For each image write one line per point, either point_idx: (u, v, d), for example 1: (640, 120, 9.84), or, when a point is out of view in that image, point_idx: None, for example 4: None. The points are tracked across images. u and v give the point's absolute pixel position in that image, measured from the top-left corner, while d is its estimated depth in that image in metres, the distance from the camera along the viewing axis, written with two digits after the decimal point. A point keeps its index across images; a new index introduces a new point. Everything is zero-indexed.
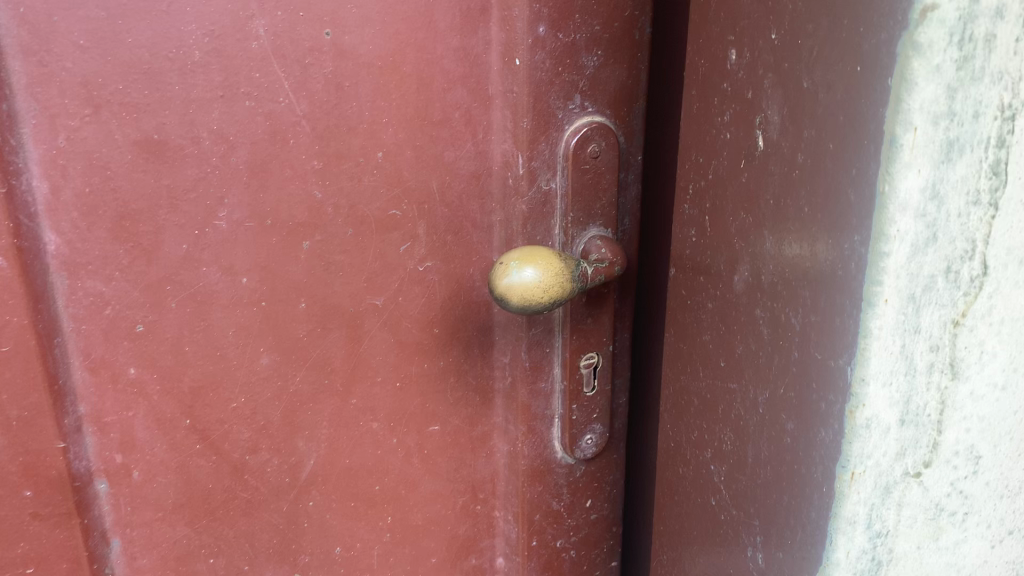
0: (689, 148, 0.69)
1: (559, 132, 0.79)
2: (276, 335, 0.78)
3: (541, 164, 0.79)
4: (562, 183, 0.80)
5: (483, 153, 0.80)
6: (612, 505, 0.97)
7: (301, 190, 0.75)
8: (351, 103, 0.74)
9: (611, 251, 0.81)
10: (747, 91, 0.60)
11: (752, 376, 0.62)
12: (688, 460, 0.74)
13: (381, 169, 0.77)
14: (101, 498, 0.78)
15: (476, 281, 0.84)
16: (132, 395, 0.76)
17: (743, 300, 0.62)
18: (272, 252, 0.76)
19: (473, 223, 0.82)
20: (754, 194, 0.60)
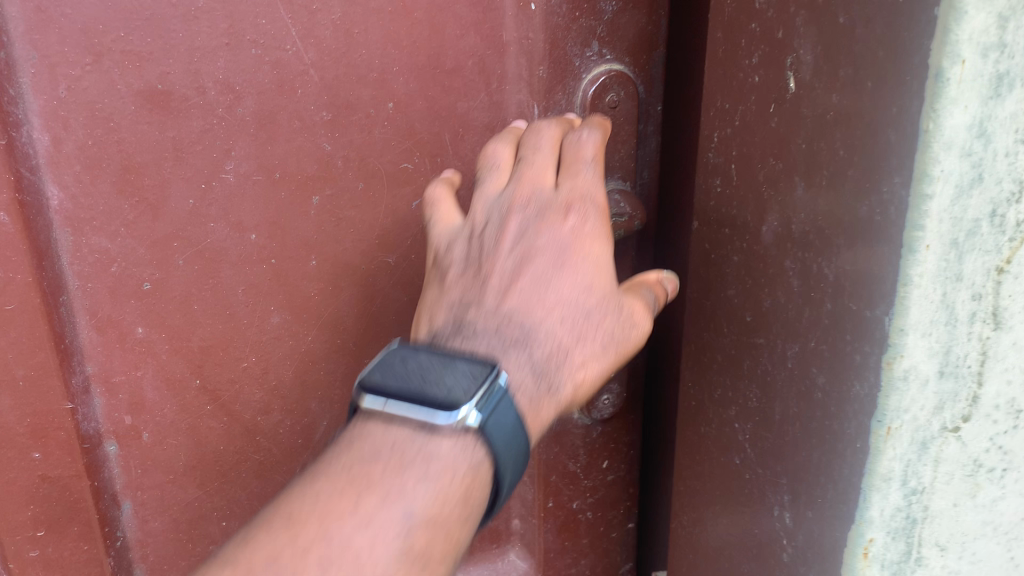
0: (714, 95, 0.65)
1: (576, 81, 0.76)
2: (287, 294, 0.77)
3: (557, 114, 0.77)
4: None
5: (498, 104, 0.77)
6: (629, 466, 0.96)
7: (310, 143, 0.72)
8: (361, 51, 0.71)
9: (630, 206, 0.79)
10: (777, 30, 0.56)
11: (781, 330, 0.60)
12: (711, 419, 0.72)
13: (391, 121, 0.74)
14: (111, 460, 0.77)
15: None
16: (140, 354, 0.74)
17: (772, 252, 0.60)
18: (281, 207, 0.74)
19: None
20: (784, 139, 0.57)
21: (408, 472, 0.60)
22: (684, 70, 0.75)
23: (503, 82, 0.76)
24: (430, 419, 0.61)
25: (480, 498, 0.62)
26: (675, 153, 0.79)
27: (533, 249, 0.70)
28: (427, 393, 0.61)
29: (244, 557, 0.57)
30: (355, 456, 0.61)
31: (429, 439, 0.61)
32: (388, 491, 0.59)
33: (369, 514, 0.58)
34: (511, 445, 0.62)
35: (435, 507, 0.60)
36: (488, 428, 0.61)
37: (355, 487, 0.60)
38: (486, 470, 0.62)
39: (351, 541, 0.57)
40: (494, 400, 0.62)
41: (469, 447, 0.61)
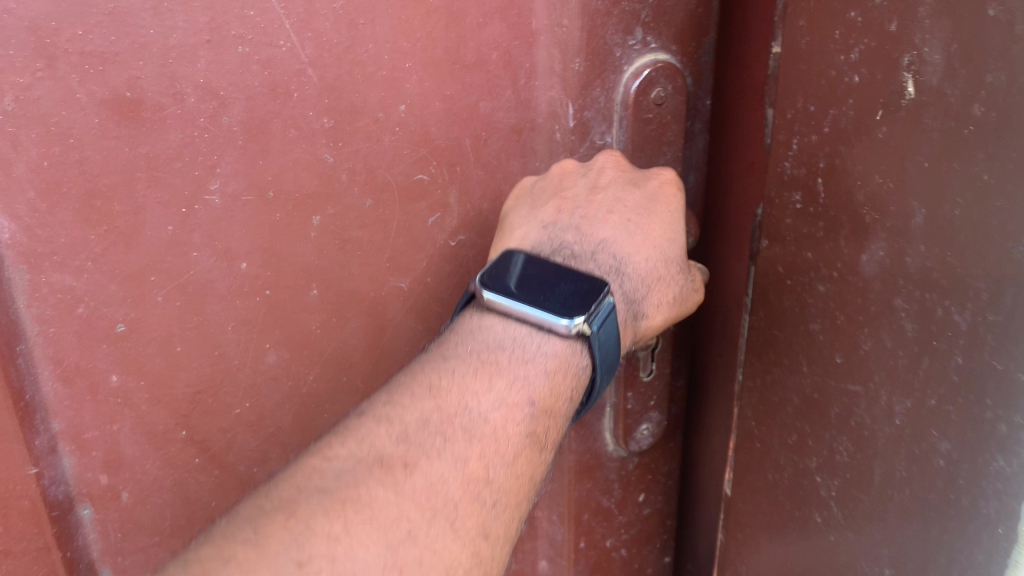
0: (794, 93, 0.55)
1: (616, 74, 0.66)
2: (284, 329, 0.66)
3: (594, 113, 0.67)
4: (620, 136, 0.68)
5: (525, 102, 0.66)
6: (666, 498, 0.87)
7: (309, 155, 0.61)
8: (367, 45, 0.60)
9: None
10: (889, 20, 0.46)
11: (887, 380, 0.50)
12: (783, 466, 0.62)
13: (404, 126, 0.63)
14: (86, 526, 0.66)
15: None
16: (116, 406, 0.63)
17: (875, 287, 0.50)
18: (276, 231, 0.63)
19: (513, 186, 0.69)
20: (899, 154, 0.47)
21: (532, 384, 0.61)
22: (738, 59, 0.65)
23: (532, 77, 0.66)
24: (542, 323, 0.63)
25: (578, 397, 0.64)
26: (727, 154, 0.69)
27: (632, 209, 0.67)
28: (541, 298, 0.63)
29: (395, 414, 0.56)
30: (479, 343, 0.63)
31: (543, 338, 0.63)
32: (515, 385, 0.60)
33: (504, 392, 0.60)
34: (606, 361, 0.64)
35: (547, 396, 0.61)
36: (597, 340, 0.62)
37: (490, 368, 0.61)
38: (583, 389, 0.65)
39: (488, 416, 0.58)
40: (605, 314, 0.63)
41: (579, 353, 0.63)
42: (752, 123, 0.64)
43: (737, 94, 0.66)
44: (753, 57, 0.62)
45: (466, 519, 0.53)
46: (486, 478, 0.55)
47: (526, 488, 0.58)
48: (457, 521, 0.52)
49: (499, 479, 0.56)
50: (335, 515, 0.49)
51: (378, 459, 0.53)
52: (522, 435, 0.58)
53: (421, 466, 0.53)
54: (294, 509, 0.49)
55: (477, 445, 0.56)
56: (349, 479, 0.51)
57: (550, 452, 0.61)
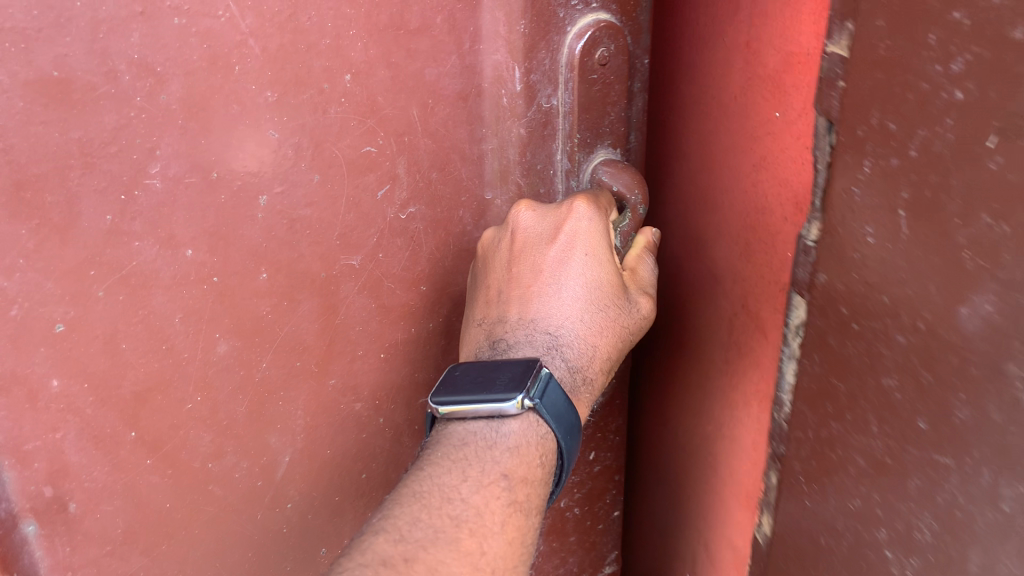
0: (866, 105, 0.48)
1: (560, 35, 0.65)
2: (234, 317, 0.63)
3: (541, 76, 0.65)
4: (566, 99, 0.67)
5: (472, 67, 0.65)
6: (615, 454, 0.87)
7: (253, 131, 0.58)
8: (309, 12, 0.57)
9: (628, 183, 0.68)
10: (1008, 30, 0.38)
11: (995, 457, 0.43)
12: (842, 533, 0.56)
13: (349, 96, 0.61)
14: (31, 544, 0.61)
15: (467, 225, 0.70)
16: (59, 412, 0.59)
17: (979, 347, 0.43)
18: (221, 214, 0.59)
19: (462, 154, 0.67)
20: (1019, 189, 0.39)
21: (503, 464, 0.64)
22: (749, 45, 0.61)
23: (476, 40, 0.64)
24: (494, 411, 0.64)
25: (550, 461, 0.67)
26: (729, 145, 0.65)
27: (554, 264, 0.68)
28: (487, 387, 0.64)
29: (392, 523, 0.60)
30: (450, 448, 0.65)
31: (501, 422, 0.65)
32: (487, 466, 0.63)
33: (478, 475, 0.63)
34: (565, 423, 0.65)
35: (521, 468, 0.64)
36: (544, 408, 0.64)
37: (462, 462, 0.64)
38: (551, 455, 0.66)
39: (469, 499, 0.62)
40: (545, 383, 0.64)
41: (534, 424, 0.65)
42: (768, 119, 0.60)
43: (746, 83, 0.62)
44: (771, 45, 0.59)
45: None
46: (481, 551, 0.60)
47: (519, 551, 0.62)
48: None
49: (493, 549, 0.61)
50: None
51: (381, 560, 0.57)
52: (505, 505, 0.62)
53: (421, 557, 0.58)
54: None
55: (465, 526, 0.61)
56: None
57: (536, 513, 0.65)
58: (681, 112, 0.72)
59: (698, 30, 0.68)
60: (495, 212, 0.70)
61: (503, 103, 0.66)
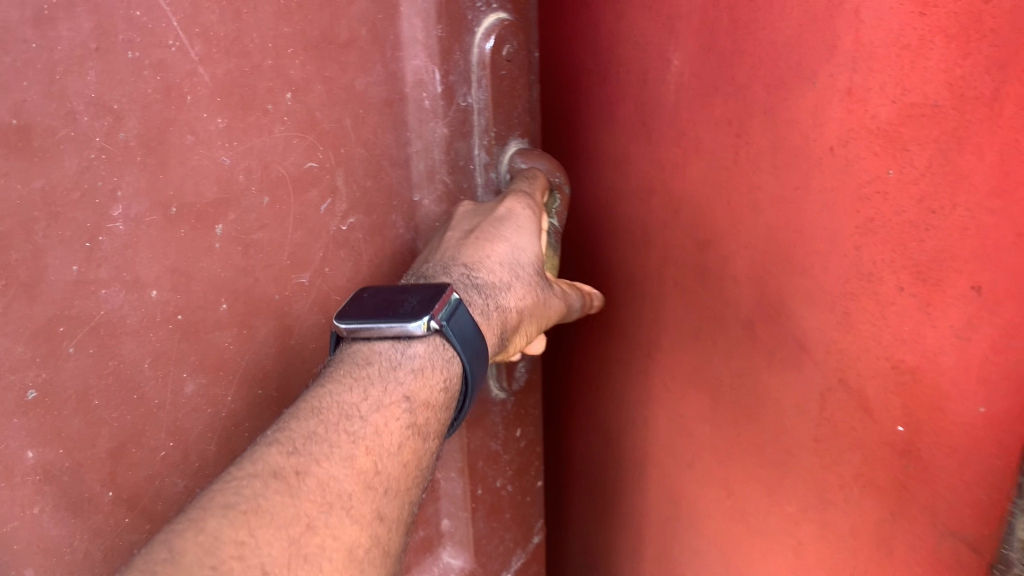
0: None
1: (470, 36, 0.68)
2: (200, 353, 0.61)
3: (457, 77, 0.69)
4: (480, 97, 0.70)
5: (395, 74, 0.66)
6: (535, 427, 0.93)
7: (207, 160, 0.57)
8: (253, 35, 0.56)
9: (550, 165, 0.75)
10: None
11: None
12: None
13: (291, 114, 0.60)
14: None
15: (400, 228, 0.72)
16: (35, 482, 0.54)
17: None
18: (182, 249, 0.57)
19: (391, 159, 0.69)
20: None
21: (405, 385, 0.62)
22: (848, 92, 0.61)
23: (397, 48, 0.66)
24: (401, 332, 0.62)
25: (455, 387, 0.65)
26: (820, 201, 0.65)
27: (490, 228, 0.67)
28: (392, 310, 0.62)
29: (284, 434, 0.57)
30: (355, 367, 0.62)
31: (407, 345, 0.63)
32: (389, 386, 0.62)
33: (380, 394, 0.61)
34: (473, 347, 0.63)
35: (422, 390, 0.63)
36: (451, 330, 0.62)
37: (365, 380, 0.61)
38: (457, 380, 0.65)
39: (368, 418, 0.60)
40: (453, 307, 0.62)
41: (438, 347, 0.64)
42: (877, 177, 0.60)
43: (845, 134, 0.62)
44: (880, 91, 0.59)
45: (361, 506, 0.56)
46: (375, 471, 0.58)
47: (414, 474, 0.61)
48: (352, 509, 0.56)
49: (387, 469, 0.59)
50: (237, 523, 0.51)
51: (272, 470, 0.54)
52: (404, 426, 0.61)
53: (312, 471, 0.56)
54: (201, 523, 0.51)
55: (361, 443, 0.58)
56: (247, 491, 0.53)
57: (434, 436, 0.64)
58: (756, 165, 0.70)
59: (767, 75, 0.67)
60: (424, 213, 0.72)
61: (426, 106, 0.68)
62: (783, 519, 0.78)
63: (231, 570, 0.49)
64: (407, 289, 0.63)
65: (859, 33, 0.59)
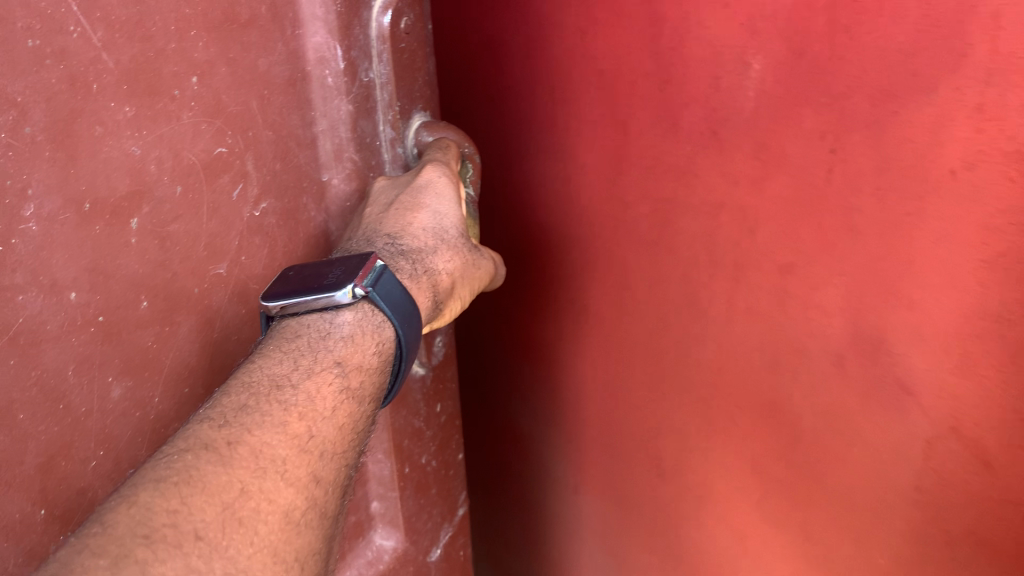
0: None
1: (367, 9, 0.66)
2: (123, 354, 0.56)
3: (358, 51, 0.66)
4: (382, 71, 0.68)
5: (296, 51, 0.63)
6: (453, 400, 0.93)
7: (117, 151, 0.53)
8: (155, 17, 0.53)
9: (458, 135, 0.74)
10: None
11: None
12: None
13: (199, 99, 0.57)
14: None
15: (311, 211, 0.68)
16: None
17: None
18: (98, 246, 0.53)
19: (299, 141, 0.65)
20: None
21: (336, 352, 0.57)
22: (980, 109, 0.52)
23: (297, 24, 0.62)
24: (327, 305, 0.58)
25: (391, 353, 0.60)
26: (935, 231, 0.56)
27: (410, 197, 0.65)
28: (315, 284, 0.58)
29: (213, 407, 0.51)
30: (283, 341, 0.57)
31: (335, 316, 0.59)
32: (319, 355, 0.56)
33: (310, 363, 0.56)
34: (402, 313, 0.60)
35: (355, 355, 0.57)
36: (378, 296, 0.59)
37: (295, 351, 0.56)
38: (390, 345, 0.60)
39: (298, 383, 0.54)
40: (378, 274, 0.59)
41: (369, 314, 0.59)
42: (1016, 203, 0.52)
43: (970, 156, 0.53)
44: (917, 113, 0.55)
45: (295, 470, 0.50)
46: (310, 436, 0.52)
47: (351, 439, 0.55)
48: (287, 472, 0.50)
49: (323, 433, 0.53)
50: (168, 492, 0.45)
51: (202, 443, 0.48)
52: (338, 391, 0.56)
53: (244, 439, 0.50)
54: (132, 498, 0.45)
55: (294, 409, 0.53)
56: (177, 463, 0.47)
57: (373, 400, 0.58)
58: (780, 193, 0.65)
59: (788, 89, 0.62)
60: (333, 195, 0.69)
61: (329, 83, 0.65)
62: (831, 565, 0.74)
63: (164, 537, 0.43)
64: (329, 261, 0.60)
65: (996, 42, 0.50)
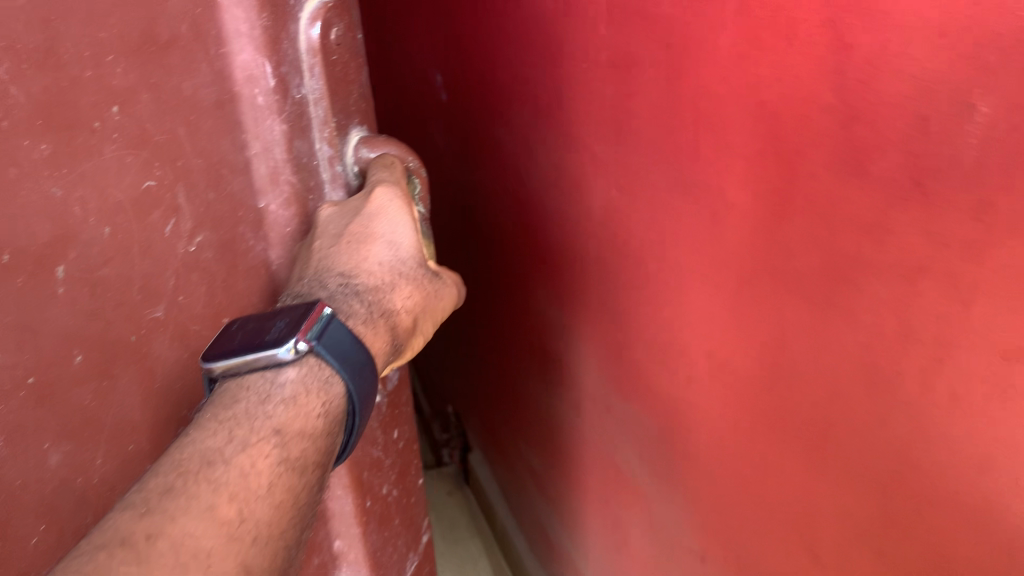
0: None
1: (295, 22, 0.62)
2: (55, 418, 0.48)
3: (288, 67, 0.62)
4: (314, 86, 0.64)
5: (224, 71, 0.58)
6: (409, 422, 0.86)
7: (37, 193, 0.46)
8: (67, 43, 0.47)
9: (400, 150, 0.72)
10: None
11: None
12: None
13: (122, 130, 0.51)
14: None
15: (251, 241, 0.63)
16: None
17: None
18: (22, 302, 0.45)
19: (231, 166, 0.59)
20: None
21: (275, 418, 0.52)
22: None
23: (223, 42, 0.57)
24: (269, 363, 0.54)
25: (338, 411, 0.56)
26: None
27: (359, 234, 0.61)
28: (255, 342, 0.54)
29: (134, 495, 0.46)
30: (220, 407, 0.53)
31: (278, 375, 0.54)
32: (256, 423, 0.52)
33: (246, 434, 0.51)
34: (354, 363, 0.56)
35: (297, 420, 0.53)
36: (323, 349, 0.55)
37: (229, 422, 0.51)
38: (339, 402, 0.56)
39: (231, 459, 0.49)
40: (322, 325, 0.55)
41: (314, 368, 0.55)
42: None
43: None
44: None
45: (222, 564, 0.44)
46: (242, 520, 0.47)
47: (292, 517, 0.50)
48: (211, 568, 0.44)
49: (259, 515, 0.48)
50: None
51: (119, 538, 0.43)
52: (275, 464, 0.50)
53: (165, 530, 0.44)
54: None
55: (224, 491, 0.47)
56: (86, 565, 0.41)
57: (316, 470, 0.53)
58: (857, 241, 0.54)
59: (837, 116, 0.53)
60: (274, 219, 0.64)
61: (260, 101, 0.60)
62: None
63: None
64: (273, 313, 0.56)
65: None
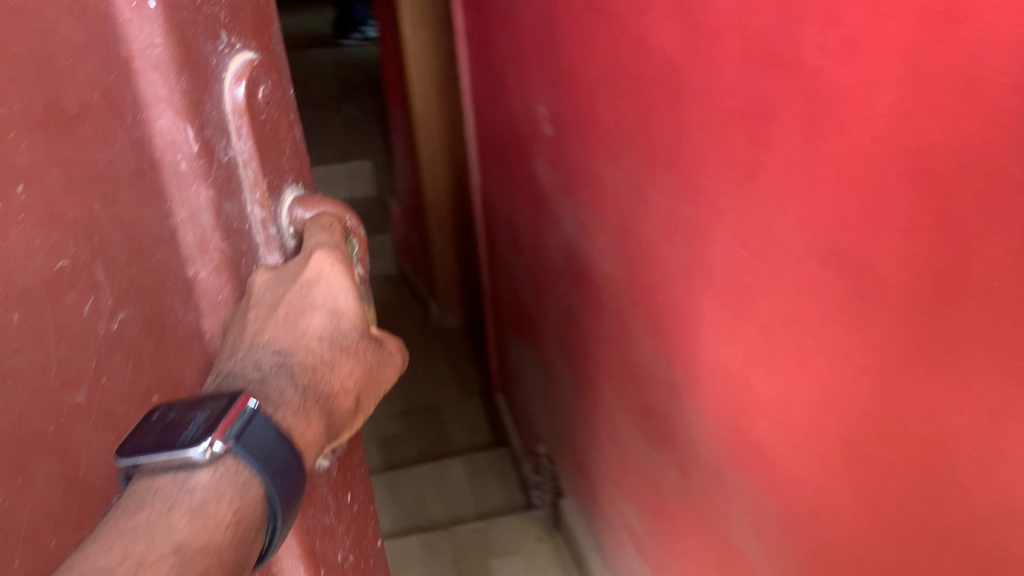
0: None
1: (217, 84, 0.50)
2: None
3: (212, 129, 0.50)
4: (244, 148, 0.52)
5: (141, 141, 0.46)
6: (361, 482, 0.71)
7: None
8: None
9: (340, 209, 0.60)
10: None
11: None
12: None
13: (30, 210, 0.39)
14: None
15: (181, 314, 0.51)
16: None
17: None
18: None
19: (154, 237, 0.48)
20: None
21: (179, 531, 0.40)
22: None
23: (141, 111, 0.46)
24: (182, 463, 0.42)
25: (258, 528, 0.44)
26: None
27: (297, 304, 0.54)
28: (166, 443, 0.43)
29: None
30: (111, 530, 0.40)
31: (188, 482, 0.42)
32: (157, 538, 0.40)
33: (140, 552, 0.39)
34: (279, 463, 0.45)
35: (208, 538, 0.41)
36: (244, 450, 0.44)
37: (121, 539, 0.39)
38: (258, 507, 0.44)
39: None
40: (247, 418, 0.45)
41: (232, 471, 0.43)
42: None
43: None
44: None
45: None
46: None
47: None
48: None
49: None
50: None
51: None
52: None
53: None
54: None
55: None
56: None
57: None
58: None
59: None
60: (207, 289, 0.52)
61: (180, 168, 0.49)
62: None
63: None
64: (191, 406, 0.45)
65: None
